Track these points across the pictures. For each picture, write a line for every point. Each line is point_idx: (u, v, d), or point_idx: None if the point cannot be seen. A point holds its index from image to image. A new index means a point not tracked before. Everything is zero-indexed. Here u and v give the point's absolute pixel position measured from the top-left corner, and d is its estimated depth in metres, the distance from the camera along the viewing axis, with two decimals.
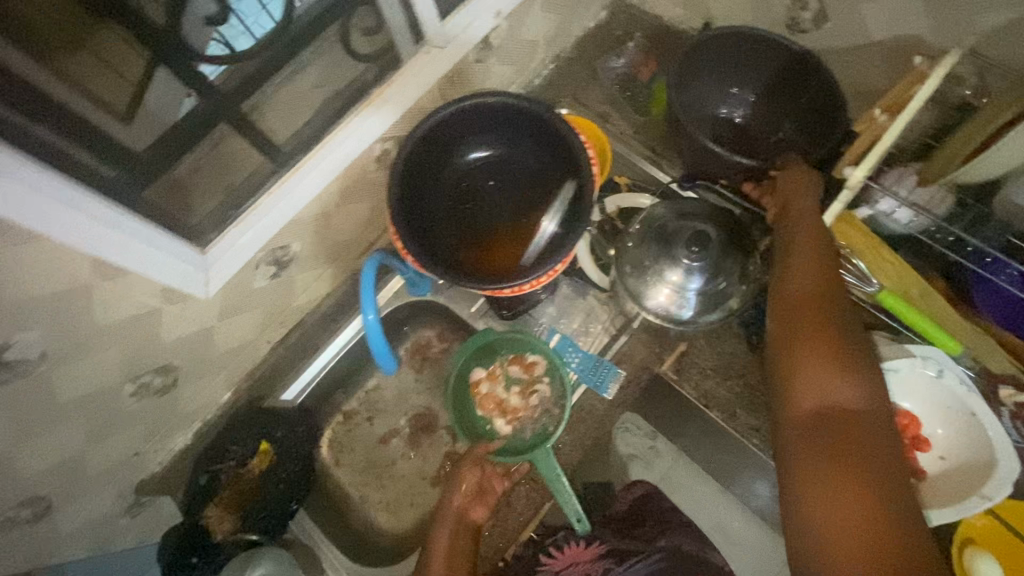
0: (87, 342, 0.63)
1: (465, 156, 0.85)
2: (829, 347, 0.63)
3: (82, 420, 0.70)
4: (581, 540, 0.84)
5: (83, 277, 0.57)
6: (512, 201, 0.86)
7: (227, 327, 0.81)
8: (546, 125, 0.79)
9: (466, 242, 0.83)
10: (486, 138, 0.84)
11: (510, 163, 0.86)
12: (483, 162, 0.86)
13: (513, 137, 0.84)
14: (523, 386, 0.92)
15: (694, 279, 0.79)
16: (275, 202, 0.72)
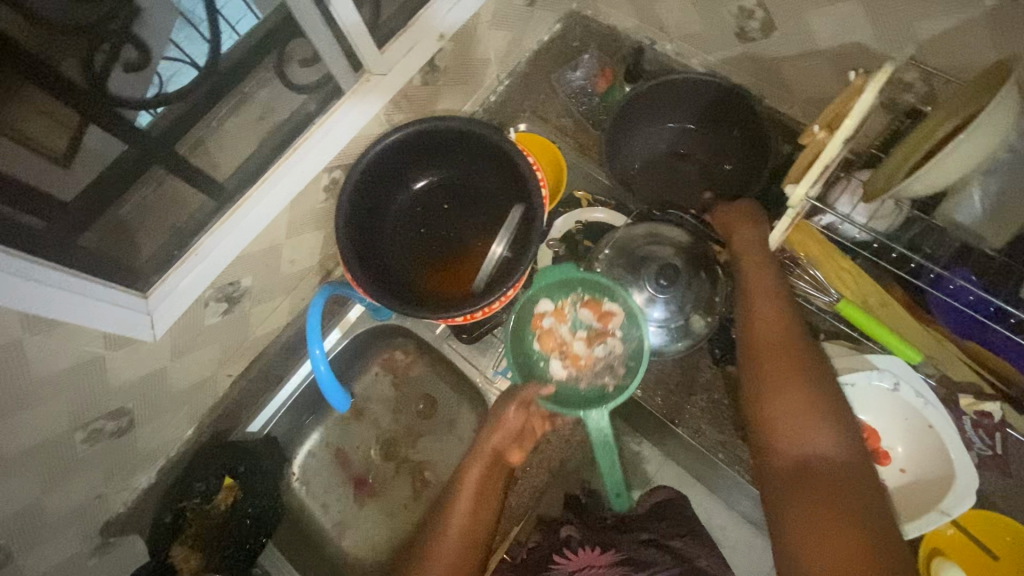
0: (24, 397, 0.63)
1: (413, 185, 0.85)
2: (797, 394, 0.65)
3: (33, 470, 0.69)
4: (597, 548, 0.84)
5: (11, 332, 0.57)
6: (464, 227, 0.85)
7: (182, 366, 0.80)
8: (494, 149, 0.79)
9: (419, 271, 0.83)
10: (434, 166, 0.84)
11: (460, 189, 0.85)
12: (432, 189, 0.85)
13: (461, 163, 0.83)
14: (590, 332, 0.81)
15: (656, 308, 0.79)
16: (218, 241, 0.71)
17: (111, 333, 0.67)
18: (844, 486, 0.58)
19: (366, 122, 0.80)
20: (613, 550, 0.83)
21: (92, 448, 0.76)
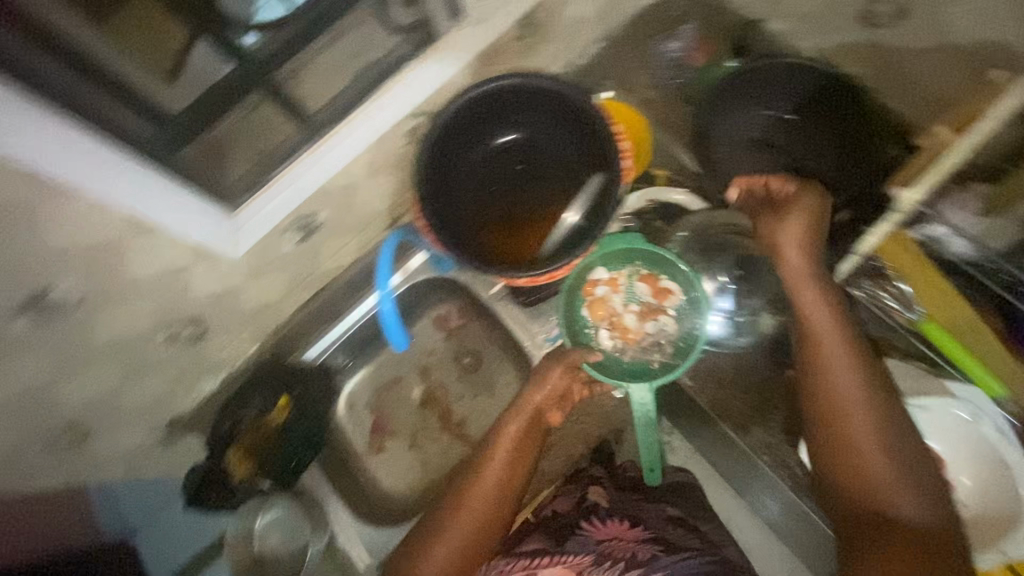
0: (121, 292, 0.67)
1: (494, 138, 0.83)
2: (878, 452, 0.62)
3: (117, 361, 0.76)
4: (626, 521, 0.81)
5: (118, 232, 0.61)
6: (534, 187, 0.84)
7: (254, 287, 0.85)
8: (581, 113, 0.76)
9: (483, 225, 0.83)
10: (517, 122, 0.82)
11: (537, 148, 0.84)
12: (510, 145, 0.84)
13: (545, 121, 0.81)
14: (642, 308, 0.86)
15: (724, 299, 0.86)
16: (302, 172, 0.74)
17: (203, 242, 0.70)
18: (935, 557, 0.56)
19: (455, 71, 0.79)
20: (640, 525, 0.80)
21: (168, 350, 0.82)
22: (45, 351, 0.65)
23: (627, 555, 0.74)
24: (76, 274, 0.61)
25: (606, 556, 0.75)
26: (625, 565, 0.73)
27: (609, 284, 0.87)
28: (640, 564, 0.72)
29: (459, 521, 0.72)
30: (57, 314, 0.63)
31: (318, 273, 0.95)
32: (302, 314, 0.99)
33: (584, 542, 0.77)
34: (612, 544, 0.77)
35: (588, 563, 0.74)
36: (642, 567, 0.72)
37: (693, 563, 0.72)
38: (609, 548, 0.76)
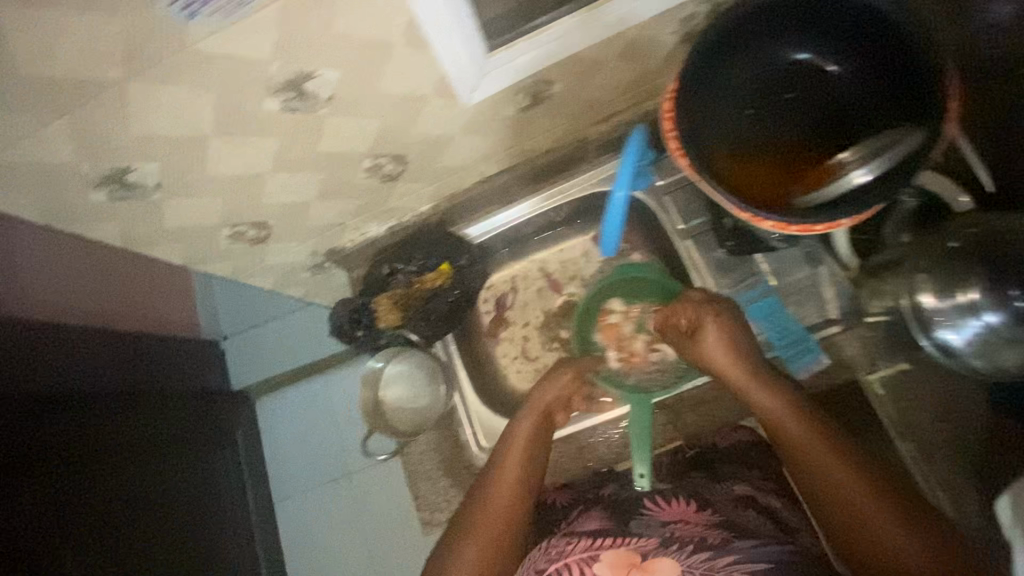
0: (195, 186, 0.66)
1: (782, 53, 0.70)
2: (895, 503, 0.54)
3: (181, 244, 0.77)
4: (694, 502, 0.68)
5: (204, 129, 0.58)
6: (777, 112, 0.72)
7: (323, 207, 0.82)
8: (889, 28, 0.63)
9: (729, 171, 0.70)
10: (788, 55, 0.70)
11: (798, 99, 0.71)
12: (795, 70, 0.71)
13: (812, 49, 0.70)
14: (652, 336, 0.90)
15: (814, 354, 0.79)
16: (397, 110, 0.67)
17: (283, 156, 0.67)
18: None
19: (590, 46, 0.68)
20: (711, 509, 0.67)
21: (229, 244, 0.82)
22: (115, 220, 0.67)
23: (698, 536, 0.63)
24: (157, 159, 0.60)
25: (674, 539, 0.63)
26: (696, 549, 0.61)
27: (619, 318, 0.93)
28: (712, 547, 0.61)
29: (476, 535, 0.67)
30: (134, 192, 0.63)
31: (387, 207, 0.91)
32: (364, 241, 0.97)
33: (650, 524, 0.66)
34: (678, 526, 0.65)
35: (654, 545, 0.63)
36: (714, 549, 0.60)
37: (772, 550, 0.59)
38: (676, 530, 0.65)
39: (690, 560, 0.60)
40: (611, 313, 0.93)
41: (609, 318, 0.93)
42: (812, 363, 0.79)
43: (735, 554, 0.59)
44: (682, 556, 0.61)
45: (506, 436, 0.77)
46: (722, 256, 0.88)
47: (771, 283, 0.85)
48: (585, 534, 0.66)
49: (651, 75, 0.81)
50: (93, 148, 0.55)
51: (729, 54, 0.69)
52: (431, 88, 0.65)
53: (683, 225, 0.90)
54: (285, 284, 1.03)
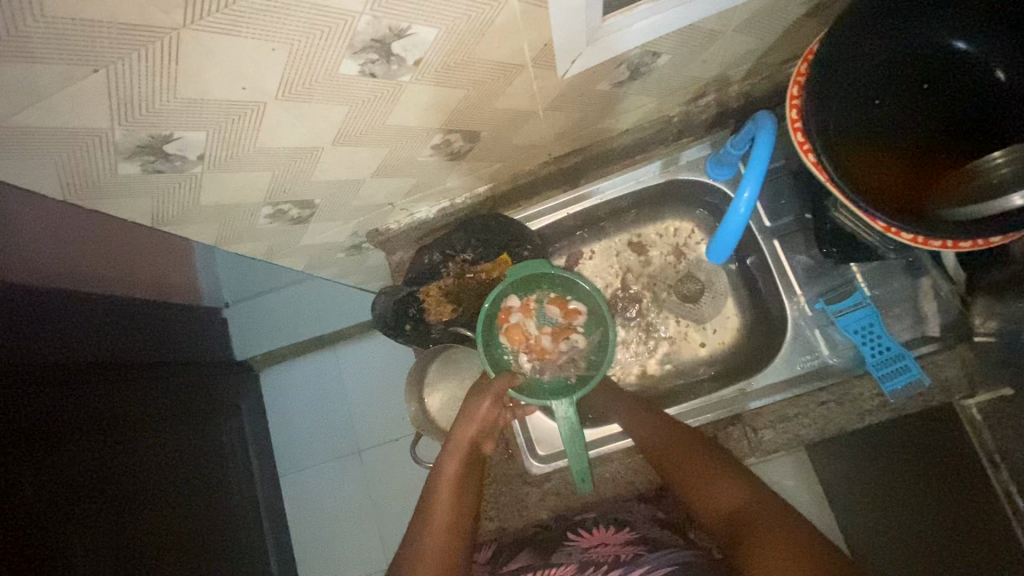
0: (244, 159, 0.56)
1: (934, 37, 0.61)
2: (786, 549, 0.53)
3: (214, 224, 0.66)
4: (613, 527, 0.75)
5: (266, 92, 0.47)
6: (918, 105, 0.63)
7: (376, 185, 0.72)
8: None
9: (853, 166, 0.62)
10: (941, 40, 0.61)
11: (945, 93, 0.62)
12: (949, 57, 0.61)
13: (972, 34, 0.60)
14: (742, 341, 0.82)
15: (915, 377, 0.73)
16: (483, 81, 0.57)
17: (346, 128, 0.57)
18: None
19: (714, 15, 0.58)
20: (628, 529, 0.73)
21: (268, 223, 0.71)
22: (144, 196, 0.56)
23: (613, 557, 0.66)
24: (205, 128, 0.49)
25: (591, 562, 0.67)
26: (609, 568, 0.64)
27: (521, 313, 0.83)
28: (625, 563, 0.63)
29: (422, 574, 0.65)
30: (172, 164, 0.52)
31: (442, 188, 0.80)
32: (410, 223, 0.87)
33: (572, 553, 0.71)
34: (597, 550, 0.70)
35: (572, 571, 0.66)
36: (626, 566, 0.63)
37: (672, 555, 0.62)
38: (594, 554, 0.69)
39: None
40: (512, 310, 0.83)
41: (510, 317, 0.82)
42: (912, 385, 0.73)
43: (646, 564, 0.61)
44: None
45: (449, 448, 0.76)
46: (812, 261, 0.82)
47: (865, 294, 0.78)
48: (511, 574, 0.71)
49: (759, 53, 0.71)
50: (127, 108, 0.44)
51: (875, 35, 0.60)
52: (529, 55, 0.55)
53: (769, 224, 0.83)
54: (318, 266, 0.93)
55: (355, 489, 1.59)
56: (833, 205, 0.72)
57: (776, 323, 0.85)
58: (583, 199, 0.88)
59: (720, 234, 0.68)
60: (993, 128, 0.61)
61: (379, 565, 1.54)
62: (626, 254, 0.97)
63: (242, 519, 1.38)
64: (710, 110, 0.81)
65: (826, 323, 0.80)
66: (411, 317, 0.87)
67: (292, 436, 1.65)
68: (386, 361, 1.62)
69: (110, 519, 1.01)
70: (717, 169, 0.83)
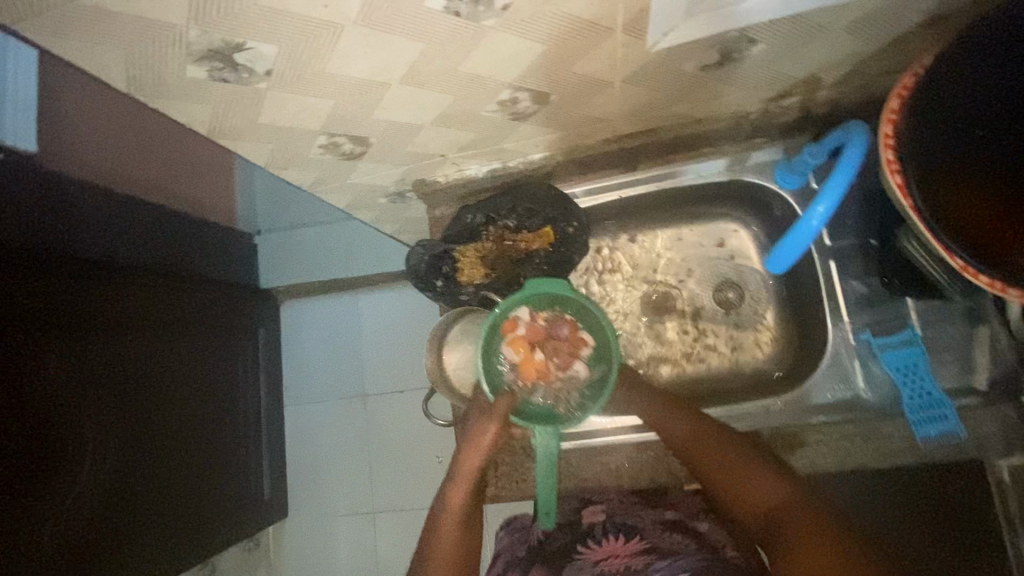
0: (310, 82, 0.54)
1: None
2: (744, 465, 0.68)
3: (267, 144, 0.65)
4: (621, 536, 0.70)
5: (346, 15, 0.45)
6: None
7: (433, 133, 0.70)
8: None
9: (940, 194, 0.57)
10: None
11: None
12: None
13: None
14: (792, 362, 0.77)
15: (954, 428, 0.71)
16: (568, 41, 0.54)
17: (418, 68, 0.55)
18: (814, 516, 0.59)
19: (825, 8, 0.53)
20: (637, 538, 0.69)
21: (320, 153, 0.70)
22: (205, 103, 0.55)
23: (623, 568, 0.63)
24: (278, 43, 0.48)
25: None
26: None
27: (529, 328, 0.80)
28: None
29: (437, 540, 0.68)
30: (239, 75, 0.51)
31: (498, 148, 0.78)
32: (459, 178, 0.85)
33: (582, 568, 0.66)
34: (608, 563, 0.66)
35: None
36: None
37: (682, 563, 0.60)
38: (606, 566, 0.65)
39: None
40: (521, 322, 0.81)
41: (518, 328, 0.80)
42: (947, 435, 0.71)
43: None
44: None
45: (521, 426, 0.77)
46: (867, 288, 0.77)
47: (916, 332, 0.74)
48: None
49: (860, 58, 0.65)
50: (203, 7, 0.42)
51: (1004, 53, 0.54)
52: (622, 18, 0.51)
53: (829, 243, 0.79)
54: (358, 207, 0.92)
55: (353, 433, 1.63)
56: (904, 236, 0.68)
57: (813, 348, 0.82)
58: (672, 176, 0.85)
59: (782, 246, 0.66)
60: None
61: (365, 507, 1.59)
62: (669, 248, 0.94)
63: (244, 438, 1.43)
64: (791, 112, 0.76)
65: (867, 355, 0.76)
66: (443, 274, 0.86)
67: (303, 370, 1.68)
68: (404, 313, 1.63)
69: (119, 413, 1.05)
70: (787, 176, 0.79)
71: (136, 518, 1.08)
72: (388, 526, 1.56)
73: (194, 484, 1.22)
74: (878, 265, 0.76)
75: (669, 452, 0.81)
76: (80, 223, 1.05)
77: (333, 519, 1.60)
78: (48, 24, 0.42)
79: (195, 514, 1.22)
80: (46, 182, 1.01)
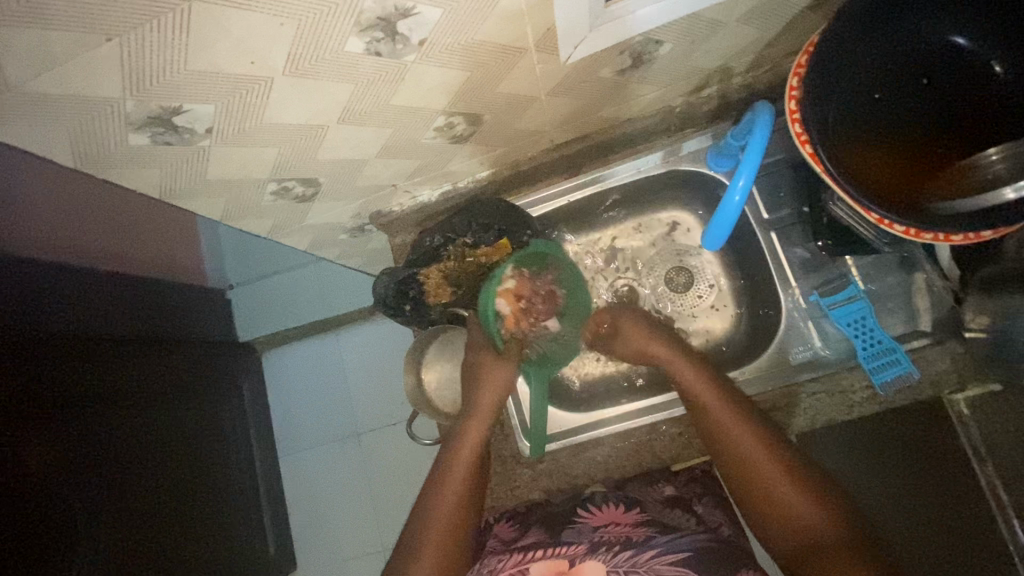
0: (250, 133, 0.57)
1: (930, 31, 0.62)
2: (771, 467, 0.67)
3: (220, 198, 0.67)
4: (623, 506, 0.75)
5: (274, 67, 0.48)
6: (912, 97, 0.64)
7: (380, 166, 0.73)
8: None
9: (849, 155, 0.62)
10: (938, 34, 0.62)
11: (939, 87, 0.63)
12: (944, 53, 0.62)
13: (971, 29, 0.61)
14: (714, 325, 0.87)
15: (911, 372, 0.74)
16: (487, 63, 0.58)
17: (351, 107, 0.58)
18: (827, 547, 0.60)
19: (715, 5, 0.58)
20: (638, 509, 0.75)
21: (274, 198, 0.72)
22: (151, 166, 0.57)
23: (624, 538, 0.69)
24: (213, 102, 0.50)
25: (602, 542, 0.69)
26: (622, 548, 0.67)
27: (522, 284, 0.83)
28: (637, 544, 0.67)
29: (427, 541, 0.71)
30: (179, 136, 0.54)
31: (445, 170, 0.82)
32: (414, 203, 0.88)
33: (582, 532, 0.72)
34: (608, 530, 0.72)
35: (583, 550, 0.68)
36: (637, 547, 0.66)
37: (685, 540, 0.67)
38: (605, 534, 0.71)
39: (617, 559, 0.65)
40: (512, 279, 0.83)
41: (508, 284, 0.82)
42: (903, 379, 0.74)
43: (655, 548, 0.65)
44: (609, 555, 0.66)
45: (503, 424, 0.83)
46: (808, 253, 0.84)
47: (860, 287, 0.80)
48: (520, 548, 0.73)
49: (763, 43, 0.71)
50: (138, 77, 0.45)
51: (879, 22, 0.61)
52: (532, 40, 0.56)
53: (767, 216, 0.85)
54: (321, 246, 0.95)
55: (352, 473, 1.62)
56: (830, 199, 0.73)
57: (772, 316, 0.87)
58: (614, 175, 0.89)
59: (715, 222, 0.72)
60: (986, 122, 0.61)
61: (372, 547, 1.56)
62: (625, 241, 0.99)
63: (243, 497, 1.41)
64: (712, 101, 0.82)
65: (819, 315, 0.82)
66: (411, 298, 0.89)
67: (292, 418, 1.67)
68: (385, 343, 1.64)
69: (112, 489, 1.03)
70: (718, 159, 0.84)
71: None
72: None
73: (194, 556, 1.19)
74: (813, 231, 0.82)
75: (651, 437, 0.83)
76: (47, 296, 1.03)
77: (342, 564, 1.58)
78: None
79: None
80: (29, 272, 0.99)
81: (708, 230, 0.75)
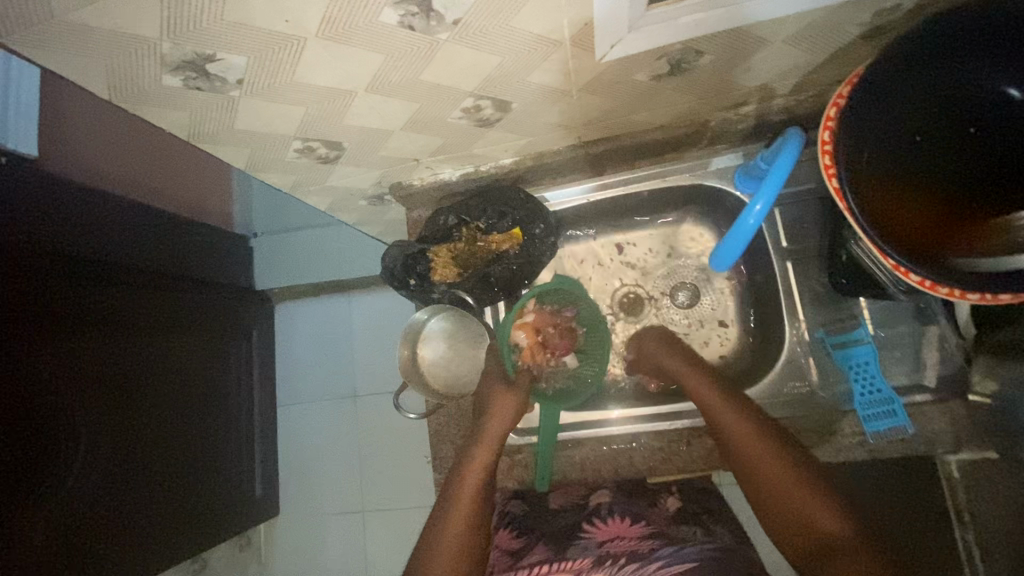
0: (281, 90, 0.58)
1: (983, 81, 0.59)
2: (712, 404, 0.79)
3: (247, 149, 0.69)
4: (628, 519, 0.77)
5: (307, 29, 0.49)
6: (952, 147, 0.62)
7: (404, 139, 0.74)
8: None
9: (876, 195, 0.59)
10: (991, 86, 0.59)
11: (979, 141, 0.61)
12: (991, 105, 0.60)
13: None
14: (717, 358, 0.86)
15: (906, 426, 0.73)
16: (521, 51, 0.57)
17: (381, 78, 0.58)
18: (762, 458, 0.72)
19: (759, 23, 0.56)
20: (643, 523, 0.77)
21: (299, 156, 0.74)
22: (182, 109, 0.59)
23: (630, 551, 0.70)
24: (246, 54, 0.52)
25: (608, 555, 0.70)
26: (627, 561, 0.67)
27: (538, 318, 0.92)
28: (643, 556, 0.67)
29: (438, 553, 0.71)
30: (212, 85, 0.55)
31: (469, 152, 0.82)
32: (435, 180, 0.89)
33: (587, 548, 0.73)
34: (614, 544, 0.73)
35: (589, 563, 0.68)
36: (642, 559, 0.67)
37: (690, 551, 0.67)
38: (611, 548, 0.72)
39: (622, 570, 0.65)
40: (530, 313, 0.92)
41: (528, 318, 0.92)
42: (897, 432, 0.74)
43: (660, 560, 0.66)
44: (615, 567, 0.66)
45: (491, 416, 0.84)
46: (821, 290, 0.82)
47: (869, 332, 0.78)
48: (525, 565, 0.72)
49: (809, 68, 0.69)
50: (176, 21, 0.46)
51: (933, 64, 0.58)
52: (569, 34, 0.55)
53: (786, 245, 0.83)
54: (340, 209, 0.96)
55: (344, 431, 1.66)
56: (851, 237, 0.70)
57: (774, 346, 0.86)
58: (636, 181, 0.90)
59: (725, 244, 0.72)
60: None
61: (354, 507, 1.61)
62: (638, 249, 0.98)
63: (238, 438, 1.47)
64: (749, 120, 0.80)
65: (822, 353, 0.81)
66: (418, 273, 0.91)
67: (294, 371, 1.72)
68: (392, 314, 1.66)
69: (121, 409, 1.08)
70: (744, 180, 0.83)
71: (128, 519, 1.09)
72: (378, 527, 1.58)
73: (184, 488, 1.24)
74: (829, 268, 0.80)
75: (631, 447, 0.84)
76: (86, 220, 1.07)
77: (324, 518, 1.63)
78: (30, 36, 0.45)
79: (184, 518, 1.24)
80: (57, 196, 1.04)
81: (718, 251, 0.74)
